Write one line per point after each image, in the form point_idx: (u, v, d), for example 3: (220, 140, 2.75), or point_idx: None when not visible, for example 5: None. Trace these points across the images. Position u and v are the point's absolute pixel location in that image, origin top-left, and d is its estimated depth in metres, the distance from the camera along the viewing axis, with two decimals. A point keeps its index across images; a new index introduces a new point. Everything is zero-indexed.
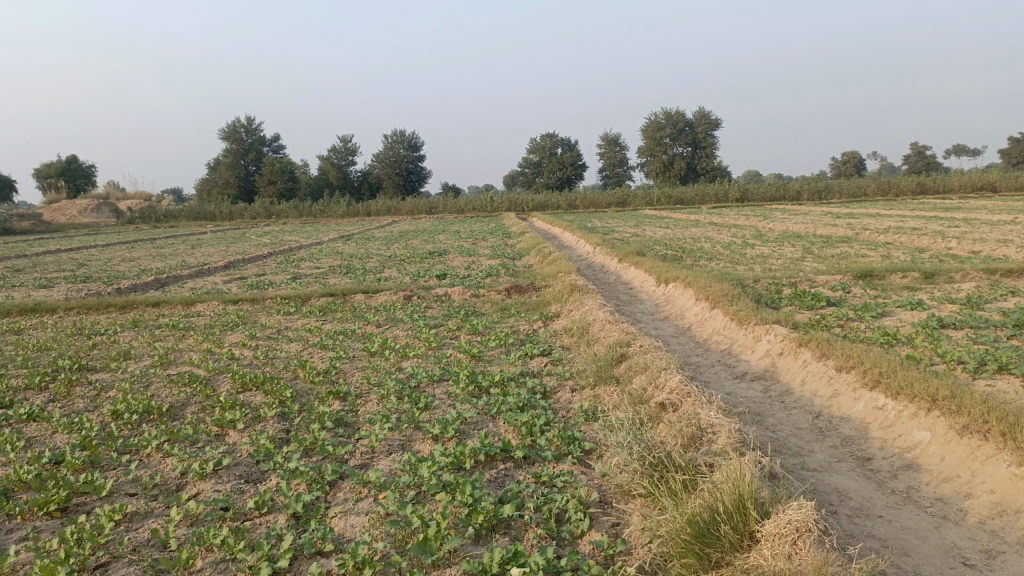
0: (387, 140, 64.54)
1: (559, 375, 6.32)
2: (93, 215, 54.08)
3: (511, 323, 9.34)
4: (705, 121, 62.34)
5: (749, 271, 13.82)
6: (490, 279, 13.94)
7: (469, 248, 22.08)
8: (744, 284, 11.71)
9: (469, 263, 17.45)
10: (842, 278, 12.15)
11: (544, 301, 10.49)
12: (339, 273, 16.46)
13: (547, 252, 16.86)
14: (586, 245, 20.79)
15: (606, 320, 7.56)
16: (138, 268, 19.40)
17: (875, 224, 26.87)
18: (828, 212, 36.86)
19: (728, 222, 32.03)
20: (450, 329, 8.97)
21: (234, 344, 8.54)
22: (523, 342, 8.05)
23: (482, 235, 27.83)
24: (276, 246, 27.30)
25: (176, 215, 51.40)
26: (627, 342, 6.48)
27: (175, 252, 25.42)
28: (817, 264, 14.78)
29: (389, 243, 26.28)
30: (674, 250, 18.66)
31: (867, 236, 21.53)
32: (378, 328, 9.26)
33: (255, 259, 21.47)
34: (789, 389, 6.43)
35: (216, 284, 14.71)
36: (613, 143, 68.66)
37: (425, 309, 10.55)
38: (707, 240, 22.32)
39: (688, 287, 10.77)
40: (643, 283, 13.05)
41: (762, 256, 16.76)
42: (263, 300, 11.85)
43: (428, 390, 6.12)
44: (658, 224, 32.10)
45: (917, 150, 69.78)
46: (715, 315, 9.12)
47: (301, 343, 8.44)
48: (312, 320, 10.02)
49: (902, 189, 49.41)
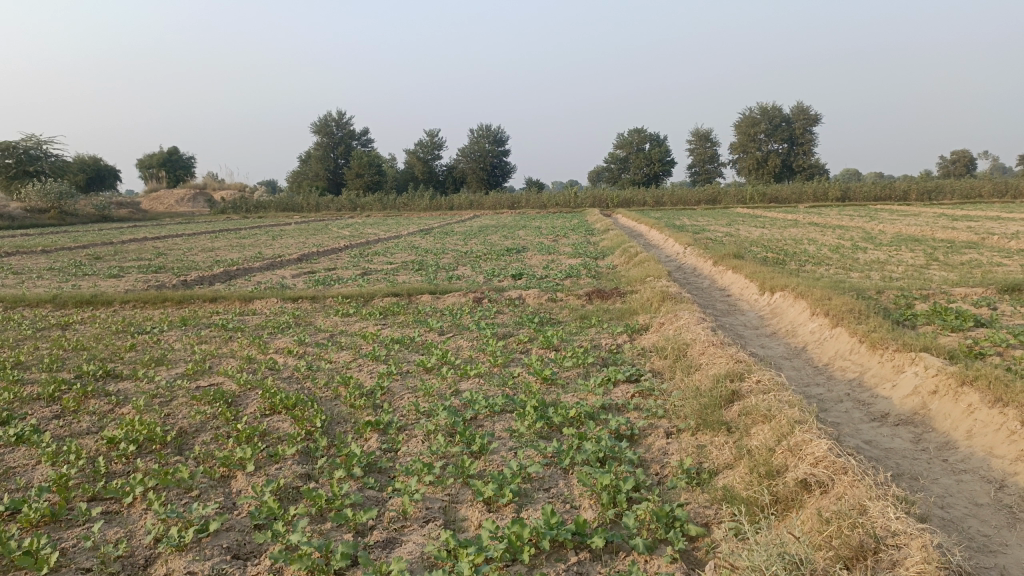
0: (472, 134, 64.04)
1: (650, 413, 5.05)
2: (188, 205, 55.53)
3: (592, 335, 8.11)
4: (803, 116, 59.14)
5: (866, 280, 12.09)
6: (569, 281, 12.68)
7: (550, 246, 20.90)
8: (865, 295, 10.09)
9: (549, 262, 16.21)
10: (983, 291, 10.31)
11: (630, 311, 9.17)
12: (410, 270, 15.55)
13: (634, 252, 15.48)
14: (676, 245, 19.31)
15: (709, 343, 6.20)
16: (212, 259, 19.07)
17: (1000, 227, 24.25)
18: (940, 214, 33.98)
19: (830, 222, 29.79)
20: (521, 342, 7.79)
21: (279, 351, 7.61)
22: (604, 362, 6.79)
23: (564, 232, 26.52)
24: (353, 238, 26.92)
25: (266, 207, 52.22)
26: (740, 375, 5.13)
27: (254, 244, 25.22)
28: (946, 273, 12.86)
29: (467, 238, 25.40)
30: (774, 252, 16.97)
31: (996, 241, 19.08)
32: (440, 336, 8.19)
33: (330, 252, 20.88)
34: (951, 444, 4.96)
35: (282, 279, 14.03)
36: (704, 139, 66.11)
37: (495, 315, 9.41)
38: (809, 242, 20.33)
39: (800, 299, 9.28)
40: (743, 290, 11.59)
41: (878, 263, 14.88)
42: (324, 299, 10.98)
43: (486, 426, 4.95)
44: (753, 223, 30.12)
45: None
46: (838, 336, 7.60)
47: (352, 352, 7.43)
48: (369, 323, 9.02)
49: (1021, 191, 45.44)
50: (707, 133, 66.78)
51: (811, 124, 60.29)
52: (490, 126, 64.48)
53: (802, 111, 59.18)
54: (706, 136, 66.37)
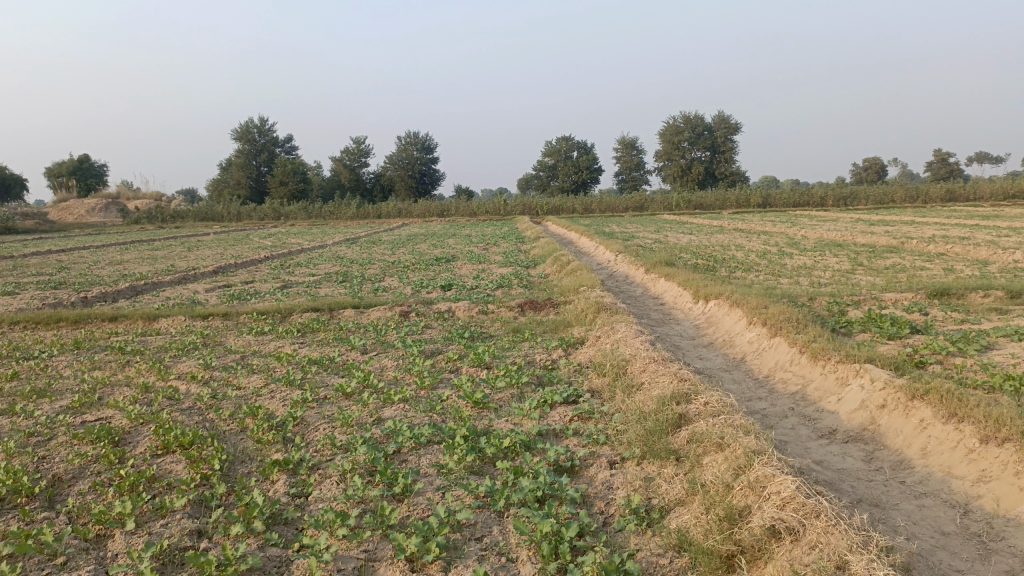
0: (400, 142, 63.13)
1: (591, 439, 4.62)
2: (100, 215, 52.89)
3: (525, 351, 7.66)
4: (725, 124, 60.47)
5: (797, 286, 12.03)
6: (500, 292, 12.23)
7: (480, 255, 20.44)
8: (799, 302, 9.95)
9: (478, 272, 15.72)
10: (912, 296, 10.33)
11: (563, 324, 8.77)
12: (334, 282, 14.83)
13: (565, 261, 15.15)
14: (607, 252, 19.11)
15: (650, 359, 5.83)
16: (119, 274, 17.89)
17: (915, 232, 25.01)
18: (857, 219, 35.02)
19: (755, 228, 30.26)
20: (450, 360, 7.27)
21: (182, 378, 6.89)
22: (540, 381, 6.33)
23: (494, 240, 26.11)
24: (275, 250, 25.90)
25: (183, 217, 50.15)
26: (686, 395, 4.76)
27: (169, 256, 23.90)
28: (872, 278, 12.96)
29: (395, 248, 24.70)
30: (704, 259, 16.93)
31: (914, 246, 19.56)
32: (362, 355, 7.60)
33: (248, 264, 19.90)
34: (905, 464, 4.71)
35: (194, 295, 13.14)
36: (631, 147, 66.88)
37: (422, 330, 8.87)
38: (737, 248, 20.46)
39: (736, 307, 9.06)
40: (677, 298, 11.35)
41: (805, 268, 14.96)
42: (237, 315, 10.22)
43: (410, 462, 4.43)
44: (680, 230, 30.38)
45: (940, 156, 67.74)
46: (777, 346, 7.36)
47: (263, 376, 6.77)
48: (285, 343, 8.35)
49: (930, 196, 47.39)
50: (633, 141, 67.59)
51: (732, 132, 61.71)
52: (417, 133, 63.69)
53: (723, 120, 60.54)
54: (633, 144, 67.19)
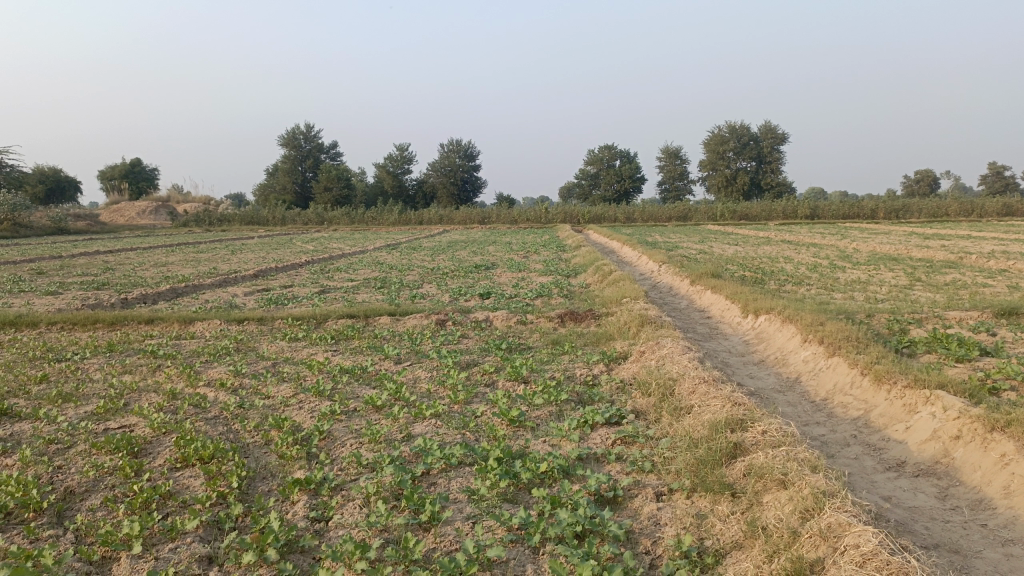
0: (443, 149, 63.30)
1: (635, 466, 4.24)
2: (150, 217, 53.97)
3: (565, 365, 7.30)
4: (772, 134, 59.38)
5: (850, 301, 11.47)
6: (539, 301, 11.89)
7: (520, 262, 20.15)
8: (855, 319, 9.42)
9: (518, 280, 15.42)
10: (978, 315, 9.70)
11: (605, 337, 8.38)
12: (372, 287, 14.66)
13: (607, 271, 14.75)
14: (650, 263, 18.65)
15: (699, 379, 5.43)
16: (161, 275, 17.99)
17: (973, 247, 24.01)
18: (910, 233, 33.90)
19: (803, 241, 29.42)
20: (486, 372, 6.94)
21: (210, 385, 6.68)
22: (580, 398, 5.98)
23: (534, 248, 25.77)
24: (316, 253, 25.94)
25: (229, 220, 50.87)
26: (741, 421, 4.36)
27: (211, 258, 24.08)
28: (931, 295, 12.31)
29: (435, 254, 24.54)
30: (752, 271, 16.37)
31: (973, 261, 18.71)
32: (396, 365, 7.32)
33: (288, 268, 19.88)
34: (985, 504, 4.23)
35: (232, 298, 13.05)
36: (674, 156, 66.08)
37: (458, 340, 8.56)
38: (786, 260, 19.79)
39: (788, 323, 8.59)
40: (724, 312, 10.89)
41: (859, 283, 14.30)
42: (272, 321, 10.04)
43: (439, 486, 4.12)
44: (725, 241, 29.68)
45: (996, 169, 65.59)
46: (835, 367, 6.89)
47: (292, 385, 6.53)
48: (318, 350, 8.12)
49: (986, 210, 45.77)
50: (677, 150, 66.77)
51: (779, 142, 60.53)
52: (460, 140, 63.83)
53: (770, 129, 59.41)
54: (676, 153, 66.38)
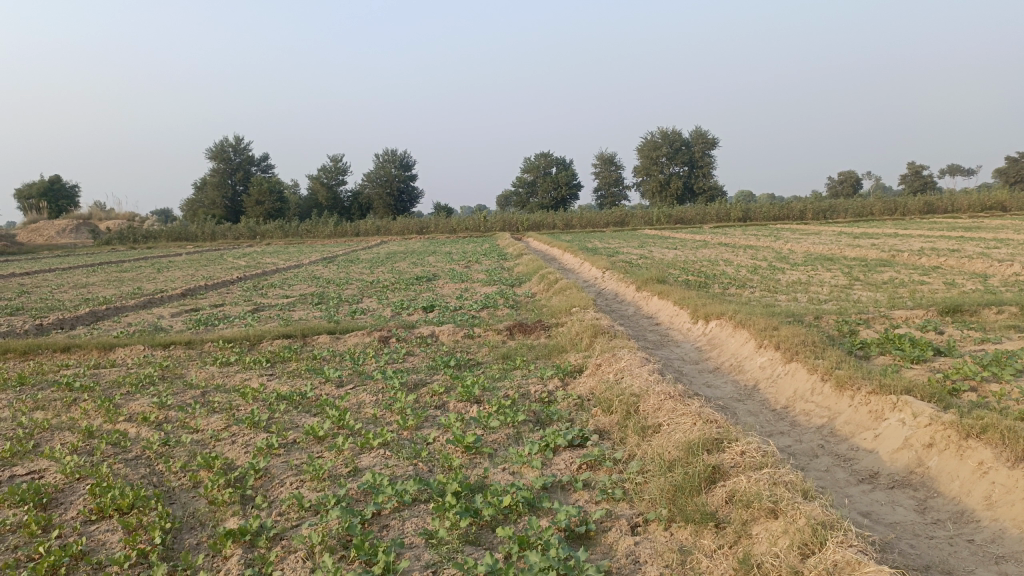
0: (378, 159, 62.40)
1: (605, 494, 3.91)
2: (71, 236, 51.55)
3: (517, 381, 6.93)
4: (703, 139, 60.46)
5: (796, 303, 11.45)
6: (485, 314, 11.51)
7: (462, 273, 19.73)
8: (806, 321, 9.33)
9: (462, 291, 15.01)
10: (922, 313, 9.75)
11: (557, 350, 8.07)
12: (309, 304, 14.03)
13: (552, 279, 14.48)
14: (593, 269, 18.48)
15: (663, 393, 5.15)
16: (82, 298, 16.95)
17: (903, 245, 24.65)
18: (841, 232, 34.77)
19: (740, 243, 29.80)
20: (435, 393, 6.53)
21: (132, 421, 6.09)
22: (538, 418, 5.62)
23: (475, 257, 25.40)
24: (249, 269, 24.99)
25: (156, 237, 48.95)
26: (715, 440, 4.07)
27: (138, 278, 22.94)
28: (872, 294, 12.40)
29: (374, 266, 23.92)
30: (695, 275, 16.34)
31: (906, 259, 19.14)
32: (338, 389, 6.85)
33: (219, 285, 19.01)
34: (968, 516, 4.05)
35: (158, 320, 12.27)
36: (610, 162, 66.67)
37: (404, 358, 8.12)
38: (726, 263, 19.89)
39: (741, 329, 8.42)
40: (673, 318, 10.71)
41: (801, 284, 14.38)
42: (202, 344, 9.40)
43: (392, 530, 3.70)
44: (664, 245, 29.88)
45: (914, 169, 68.25)
46: (794, 373, 6.71)
47: (224, 417, 5.99)
48: (252, 375, 7.57)
49: (908, 209, 47.41)
50: (612, 156, 67.38)
51: (710, 147, 61.70)
52: (396, 150, 63.07)
53: (701, 134, 60.50)
54: (611, 159, 67.01)
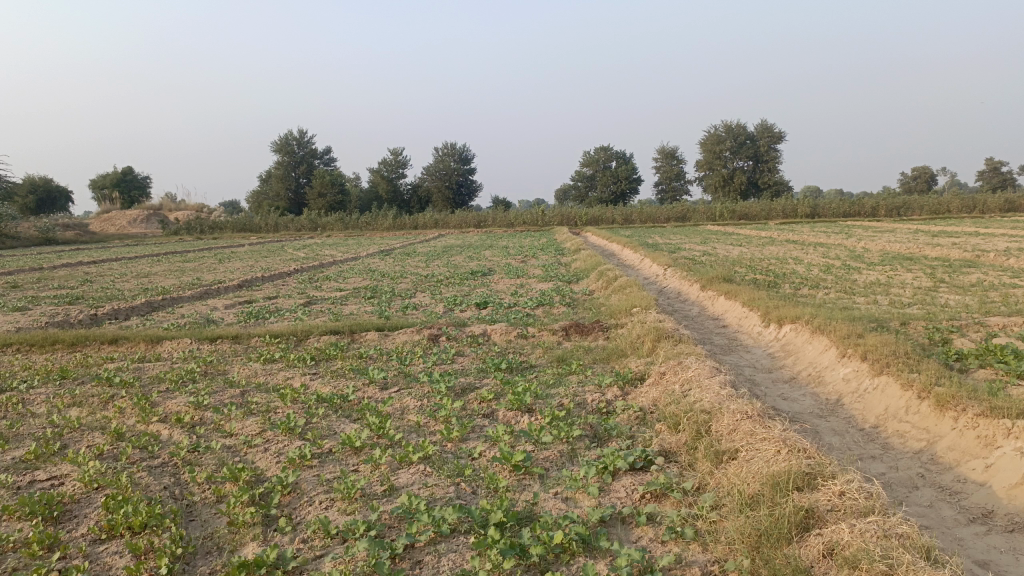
0: (438, 152, 62.42)
1: (674, 533, 3.34)
2: (141, 226, 52.98)
3: (574, 389, 6.39)
4: (769, 133, 58.64)
5: (875, 306, 10.60)
6: (540, 312, 11.00)
7: (518, 267, 19.24)
8: (891, 328, 8.53)
9: (517, 287, 14.52)
10: (1022, 320, 8.83)
11: (616, 354, 7.50)
12: (361, 298, 13.73)
13: (611, 276, 13.86)
14: (654, 266, 17.77)
15: (739, 411, 4.53)
16: (141, 287, 17.04)
17: (986, 245, 23.17)
18: (916, 230, 33.07)
19: (808, 240, 28.57)
20: (484, 400, 6.04)
21: (164, 422, 5.77)
22: (595, 434, 5.07)
23: (532, 252, 24.86)
24: (307, 261, 24.99)
25: (221, 227, 49.88)
26: (806, 475, 3.47)
27: (198, 268, 23.13)
28: (961, 298, 11.42)
29: (429, 259, 23.63)
30: (763, 274, 15.50)
31: (992, 259, 17.86)
32: (381, 392, 6.42)
33: (275, 277, 18.97)
34: None
35: (210, 312, 12.11)
36: (671, 157, 65.30)
37: (453, 359, 7.66)
38: (795, 261, 18.92)
39: (820, 335, 7.70)
40: (741, 321, 10.00)
41: (879, 285, 13.41)
42: (248, 339, 9.12)
43: (426, 570, 3.22)
44: (728, 241, 28.86)
45: (994, 165, 64.94)
46: (884, 389, 6.00)
47: (259, 421, 5.62)
48: (294, 374, 7.21)
49: (989, 206, 44.97)
50: (674, 149, 65.95)
51: (776, 140, 59.75)
52: (455, 143, 63.00)
53: (767, 128, 58.63)
54: (673, 153, 65.61)
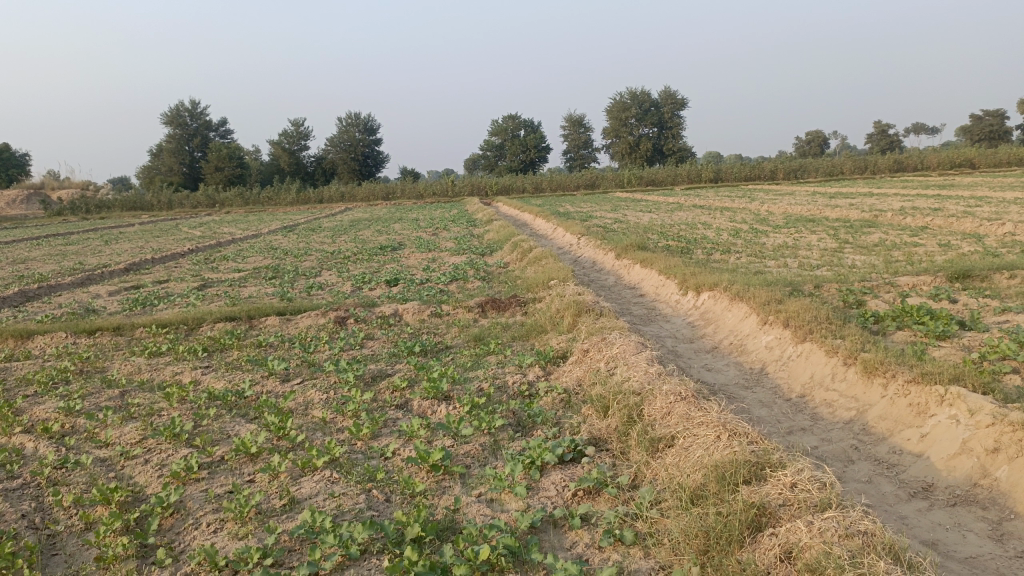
0: (342, 123, 60.49)
1: (612, 538, 2.99)
2: (20, 206, 49.17)
3: (492, 371, 5.99)
4: (672, 100, 59.47)
5: (788, 269, 10.64)
6: (454, 287, 10.54)
7: (429, 241, 18.65)
8: (806, 291, 8.50)
9: (428, 261, 13.99)
10: (929, 279, 8.97)
11: (536, 331, 7.14)
12: (262, 279, 12.90)
13: (525, 247, 13.52)
14: (566, 235, 17.55)
15: (671, 393, 4.24)
16: (15, 275, 15.57)
17: (881, 204, 24.07)
18: (814, 192, 34.20)
19: (715, 205, 29.05)
20: (396, 389, 5.56)
21: (29, 432, 5.02)
22: (518, 422, 4.68)
23: (443, 224, 24.27)
24: (204, 240, 23.63)
25: (110, 206, 46.86)
26: (753, 465, 3.19)
27: (82, 252, 21.46)
28: (867, 258, 11.64)
29: (335, 235, 22.73)
30: (675, 240, 15.49)
31: (889, 219, 18.49)
32: (281, 385, 5.85)
33: (168, 259, 17.74)
34: None
35: (92, 301, 11.06)
36: (578, 125, 65.47)
37: (361, 344, 7.12)
38: (705, 226, 19.09)
39: (740, 302, 7.57)
40: (659, 289, 9.83)
41: (788, 248, 13.56)
42: (133, 330, 8.29)
43: None
44: (637, 208, 29.04)
45: (881, 128, 68.08)
46: (809, 356, 5.87)
47: (140, 427, 4.97)
48: (184, 368, 6.52)
49: (879, 167, 47.05)
50: (581, 117, 66.12)
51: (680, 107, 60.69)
52: (360, 114, 61.20)
53: (670, 95, 59.45)
54: (580, 121, 65.78)
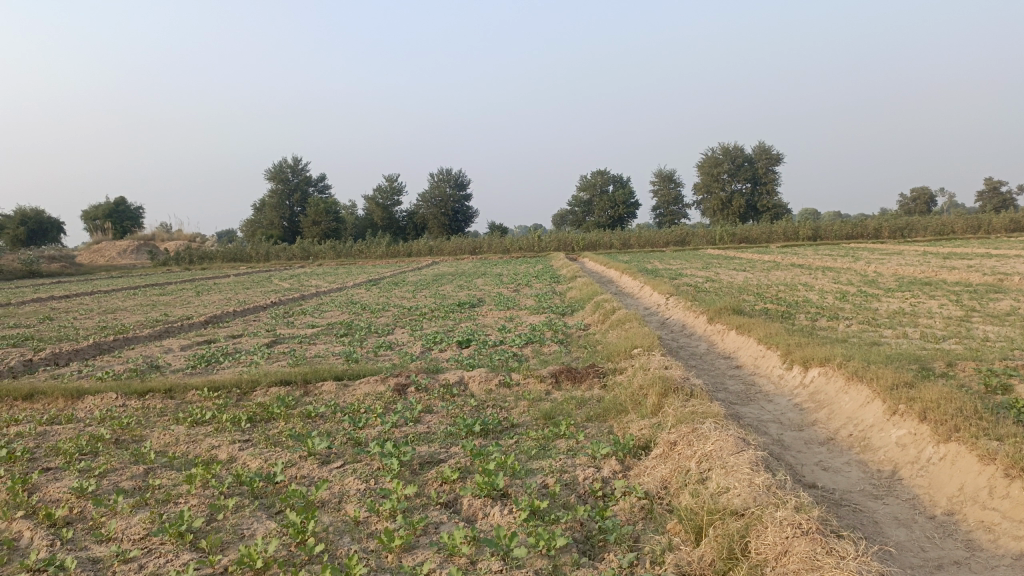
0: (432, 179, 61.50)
1: None
2: (131, 256, 51.77)
3: (560, 461, 5.07)
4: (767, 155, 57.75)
5: (909, 342, 9.31)
6: (529, 352, 9.70)
7: (510, 298, 17.97)
8: (937, 371, 7.23)
9: (506, 321, 13.25)
10: None
11: (615, 411, 6.19)
12: (333, 336, 12.43)
13: (608, 308, 12.62)
14: (654, 296, 16.51)
15: (787, 521, 3.24)
16: (101, 326, 15.71)
17: (1003, 267, 21.90)
18: (924, 252, 31.80)
19: (815, 264, 27.33)
20: (446, 482, 4.73)
21: (32, 519, 4.44)
22: (586, 540, 3.75)
23: (526, 280, 23.64)
24: (289, 292, 23.73)
25: (211, 257, 48.66)
26: None
27: (174, 303, 21.83)
28: (1001, 329, 10.15)
29: (417, 290, 22.42)
30: (773, 303, 14.22)
31: (1017, 283, 16.62)
32: (319, 469, 5.11)
33: (249, 312, 17.66)
34: None
35: (159, 356, 10.77)
36: (669, 180, 64.45)
37: (417, 419, 6.35)
38: (806, 288, 17.66)
39: (859, 383, 6.42)
40: (758, 361, 8.71)
41: (904, 315, 12.14)
42: (183, 393, 7.80)
43: None
44: (731, 266, 27.61)
45: (993, 185, 64.02)
46: (956, 462, 4.71)
47: (148, 518, 4.32)
48: (221, 442, 5.89)
49: (995, 225, 43.77)
50: (671, 173, 65.08)
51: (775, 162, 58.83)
52: (450, 169, 62.03)
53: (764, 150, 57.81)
54: (670, 177, 64.72)
